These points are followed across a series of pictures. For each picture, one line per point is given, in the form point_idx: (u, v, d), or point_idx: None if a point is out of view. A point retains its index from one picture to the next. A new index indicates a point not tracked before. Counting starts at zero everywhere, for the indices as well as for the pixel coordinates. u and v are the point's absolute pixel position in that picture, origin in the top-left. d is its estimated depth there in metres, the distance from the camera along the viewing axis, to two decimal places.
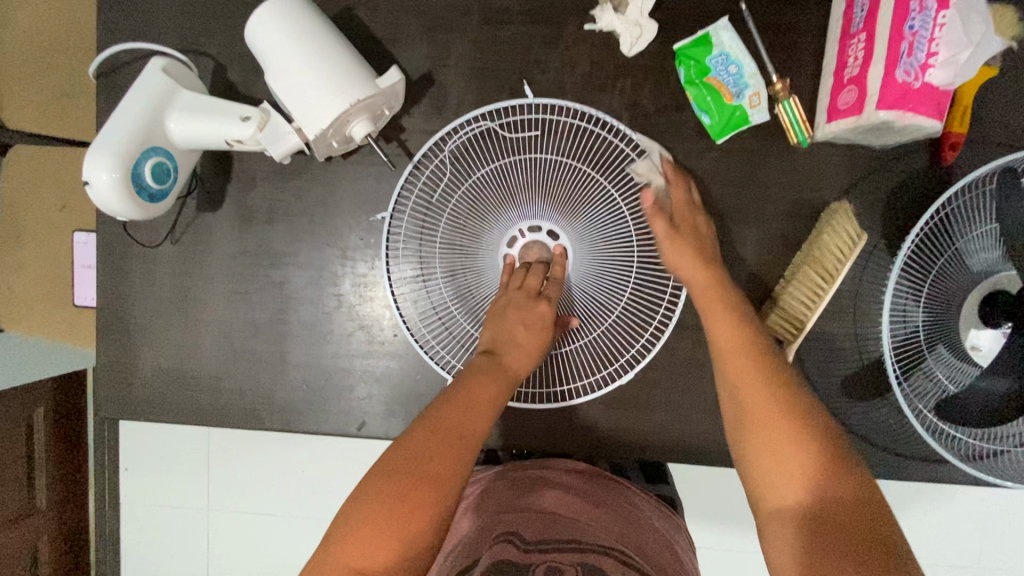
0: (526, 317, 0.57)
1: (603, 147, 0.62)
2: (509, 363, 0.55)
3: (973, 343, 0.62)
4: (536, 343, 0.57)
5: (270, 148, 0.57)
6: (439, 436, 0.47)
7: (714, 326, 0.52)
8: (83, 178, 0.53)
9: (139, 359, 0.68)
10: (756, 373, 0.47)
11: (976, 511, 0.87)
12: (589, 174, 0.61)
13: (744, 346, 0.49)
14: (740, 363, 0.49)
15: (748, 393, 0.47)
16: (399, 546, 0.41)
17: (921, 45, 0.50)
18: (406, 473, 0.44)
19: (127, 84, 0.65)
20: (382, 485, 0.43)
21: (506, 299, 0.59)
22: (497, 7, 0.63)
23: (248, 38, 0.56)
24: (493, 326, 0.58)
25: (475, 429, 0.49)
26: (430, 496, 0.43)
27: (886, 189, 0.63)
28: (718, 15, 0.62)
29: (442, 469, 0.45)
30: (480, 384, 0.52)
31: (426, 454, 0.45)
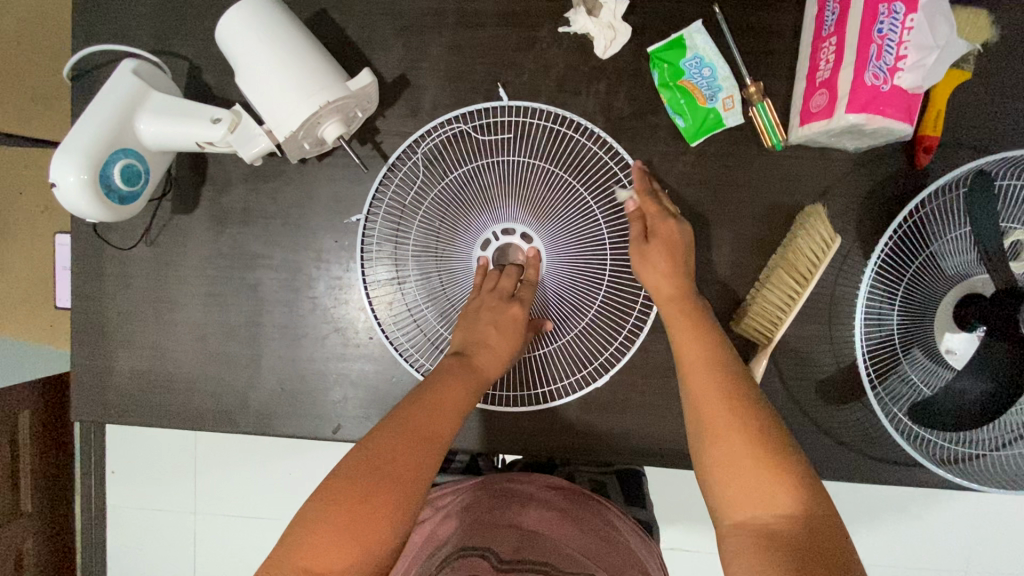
0: (497, 318, 0.57)
1: (576, 149, 0.62)
2: (479, 365, 0.55)
3: (947, 347, 0.60)
4: (508, 346, 0.57)
5: (240, 150, 0.56)
6: (405, 436, 0.47)
7: (688, 346, 0.52)
8: (50, 180, 0.52)
9: (114, 362, 0.68)
10: (728, 399, 0.47)
11: (953, 512, 0.87)
12: (561, 176, 0.61)
13: (711, 371, 0.50)
14: (713, 389, 0.48)
15: (718, 417, 0.47)
16: (356, 548, 0.41)
17: (890, 48, 0.51)
18: (366, 476, 0.44)
19: (101, 86, 0.65)
20: (342, 486, 0.43)
21: (478, 301, 0.58)
22: (471, 9, 0.63)
23: (219, 37, 0.56)
24: (465, 328, 0.57)
25: (441, 430, 0.49)
26: (390, 498, 0.43)
27: (861, 191, 0.63)
28: (693, 18, 0.62)
29: (403, 472, 0.45)
30: (448, 385, 0.52)
31: (391, 454, 0.45)
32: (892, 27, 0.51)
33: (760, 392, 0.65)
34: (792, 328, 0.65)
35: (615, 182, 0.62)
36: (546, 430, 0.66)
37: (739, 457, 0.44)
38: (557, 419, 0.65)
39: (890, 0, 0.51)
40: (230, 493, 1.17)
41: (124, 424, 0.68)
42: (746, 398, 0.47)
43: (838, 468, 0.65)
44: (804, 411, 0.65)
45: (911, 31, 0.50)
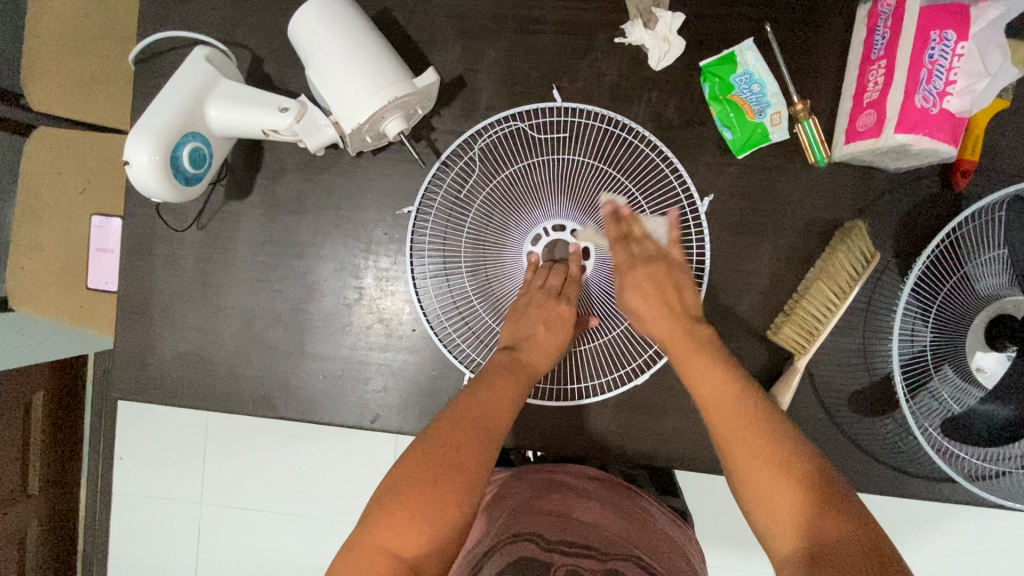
0: (546, 314, 0.58)
1: (629, 151, 0.64)
2: (529, 360, 0.57)
3: (978, 365, 0.61)
4: (556, 341, 0.58)
5: (305, 139, 0.58)
6: (467, 425, 0.48)
7: (694, 385, 0.50)
8: (124, 158, 0.55)
9: (155, 342, 0.69)
10: (750, 439, 0.45)
11: (953, 526, 0.91)
12: (614, 176, 0.63)
13: (729, 408, 0.47)
14: (734, 427, 0.46)
15: (742, 456, 0.45)
16: (430, 531, 0.43)
17: (940, 73, 0.53)
18: (434, 463, 0.45)
19: (164, 72, 0.67)
20: (411, 474, 0.45)
21: (527, 298, 0.59)
22: (530, 16, 0.65)
23: (290, 32, 0.58)
24: (512, 323, 0.59)
25: (501, 420, 0.50)
26: (458, 483, 0.45)
27: (900, 210, 0.65)
28: (745, 36, 0.64)
29: (469, 458, 0.46)
30: (500, 377, 0.53)
31: (456, 442, 0.47)
32: (943, 53, 0.53)
33: (793, 401, 0.67)
34: (826, 340, 0.67)
35: (665, 184, 0.64)
36: (582, 429, 0.67)
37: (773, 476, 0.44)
38: (594, 418, 0.66)
39: (943, 27, 0.52)
40: (243, 484, 1.17)
41: (163, 404, 0.69)
42: (769, 434, 0.45)
43: (865, 479, 0.66)
44: (835, 422, 0.67)
45: (961, 58, 0.52)
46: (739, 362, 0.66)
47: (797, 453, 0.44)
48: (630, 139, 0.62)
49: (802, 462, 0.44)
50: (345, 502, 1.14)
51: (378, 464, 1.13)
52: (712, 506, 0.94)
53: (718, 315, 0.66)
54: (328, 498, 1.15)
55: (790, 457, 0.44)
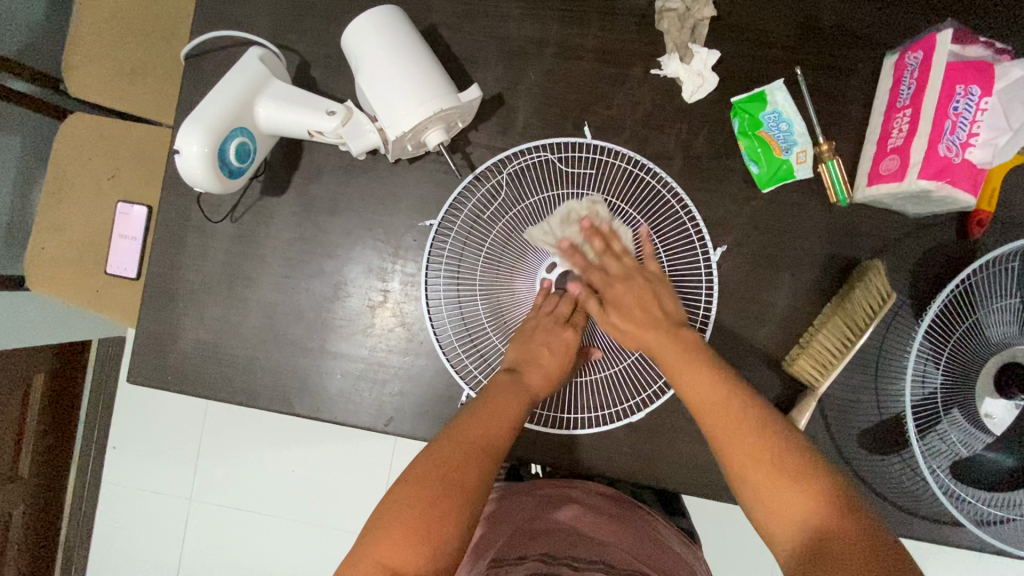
0: (551, 339, 0.59)
1: (648, 193, 0.66)
2: (530, 383, 0.57)
3: (985, 411, 0.61)
4: (557, 367, 0.59)
5: (350, 143, 0.60)
6: (466, 446, 0.49)
7: (681, 383, 0.53)
8: (175, 147, 0.57)
9: (178, 330, 0.70)
10: (738, 428, 0.48)
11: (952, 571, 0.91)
12: (632, 215, 0.65)
13: (716, 403, 0.50)
14: (722, 423, 0.49)
15: (732, 444, 0.48)
16: (426, 547, 0.43)
17: (964, 125, 0.55)
18: (437, 479, 0.46)
19: (213, 69, 0.69)
20: (412, 490, 0.45)
21: (535, 321, 0.61)
22: (571, 43, 0.68)
23: (343, 40, 0.61)
24: (518, 345, 0.60)
25: (499, 440, 0.51)
26: (457, 500, 0.45)
27: (917, 254, 0.67)
28: (776, 77, 0.67)
29: (467, 476, 0.47)
30: (500, 397, 0.54)
31: (457, 459, 0.48)
32: (968, 106, 0.55)
33: (804, 434, 0.67)
34: (839, 376, 0.68)
35: (681, 230, 0.66)
36: (596, 448, 0.66)
37: (772, 473, 0.46)
38: (607, 438, 0.66)
39: (968, 82, 0.55)
40: (238, 482, 1.16)
41: (180, 392, 0.70)
42: (755, 421, 0.48)
43: (870, 516, 0.67)
44: (844, 457, 0.67)
45: (984, 112, 0.55)
46: (752, 391, 0.67)
47: (789, 441, 0.47)
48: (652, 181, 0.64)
49: (796, 449, 0.47)
50: (338, 507, 1.14)
51: (376, 468, 1.13)
52: (712, 534, 0.95)
53: (734, 344, 0.67)
54: (325, 501, 1.14)
55: (781, 445, 0.47)
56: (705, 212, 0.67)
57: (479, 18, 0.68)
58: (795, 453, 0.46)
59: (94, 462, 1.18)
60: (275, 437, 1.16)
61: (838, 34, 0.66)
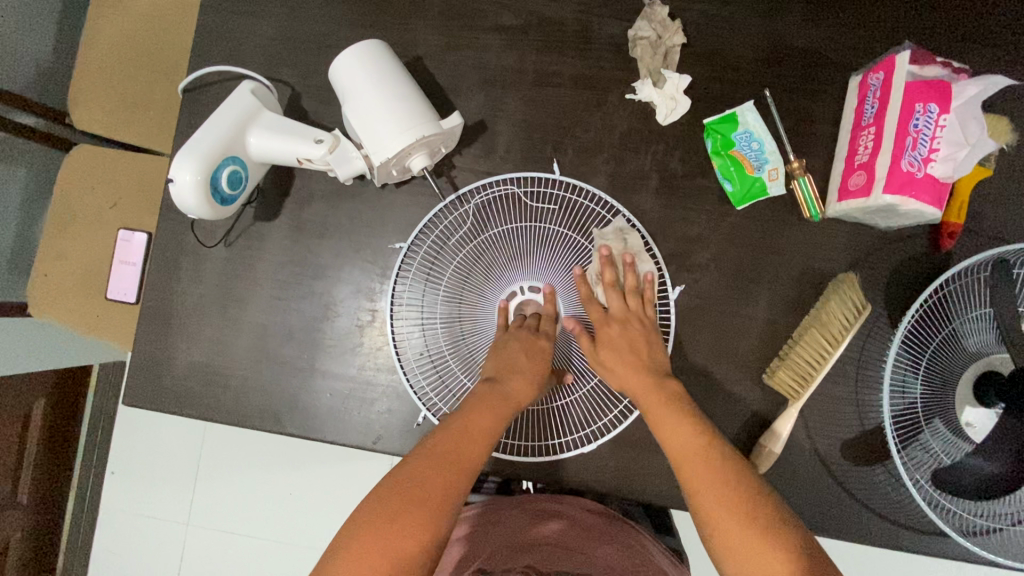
0: (528, 347, 0.60)
1: (601, 226, 0.68)
2: (511, 390, 0.57)
3: (967, 421, 0.63)
4: (537, 371, 0.59)
5: (337, 169, 0.63)
6: (431, 465, 0.49)
7: (662, 434, 0.53)
8: (168, 176, 0.59)
9: (173, 354, 0.71)
10: (711, 482, 0.49)
11: None
12: (585, 248, 0.67)
13: (694, 459, 0.51)
14: (700, 475, 0.50)
15: (705, 499, 0.49)
16: (391, 569, 0.44)
17: (925, 141, 0.57)
18: (400, 498, 0.47)
19: (209, 102, 0.73)
20: (377, 507, 0.47)
21: (505, 336, 0.61)
22: (549, 71, 0.71)
23: (330, 73, 0.64)
24: (495, 356, 0.60)
25: (476, 455, 0.52)
26: (421, 516, 0.46)
27: (891, 265, 0.68)
28: (746, 99, 0.69)
29: (434, 491, 0.48)
30: (480, 411, 0.54)
31: (423, 478, 0.48)
32: (927, 123, 0.58)
33: (788, 446, 0.68)
34: (820, 387, 0.69)
35: None
36: (581, 462, 0.67)
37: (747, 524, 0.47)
38: (591, 452, 0.67)
39: (927, 101, 0.58)
40: (234, 506, 1.16)
41: (174, 413, 0.71)
42: (734, 481, 0.49)
43: (856, 528, 0.67)
44: (828, 468, 0.68)
45: (943, 128, 0.57)
46: (734, 403, 0.68)
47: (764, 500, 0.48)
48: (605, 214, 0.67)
49: (768, 510, 0.48)
50: (333, 529, 1.14)
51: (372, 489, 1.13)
52: (708, 550, 0.94)
53: (715, 357, 0.68)
54: (322, 523, 1.14)
55: (755, 505, 0.48)
56: (682, 229, 0.69)
57: (461, 49, 0.72)
58: (769, 513, 0.47)
59: (91, 487, 1.19)
60: (270, 459, 1.16)
61: (803, 57, 0.69)
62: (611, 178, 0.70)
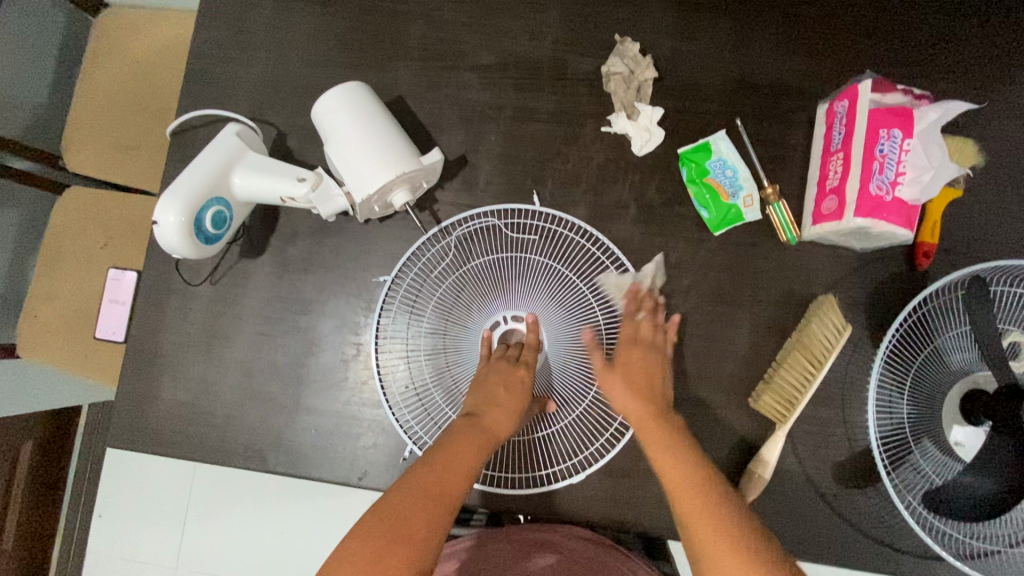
0: (507, 378, 0.60)
1: (583, 254, 0.69)
2: (490, 424, 0.57)
3: (955, 439, 0.62)
4: (516, 403, 0.59)
5: (320, 207, 0.64)
6: (417, 498, 0.50)
7: (660, 462, 0.53)
8: (153, 218, 0.61)
9: (156, 392, 0.71)
10: (705, 519, 0.48)
11: None
12: (568, 277, 0.68)
13: (693, 492, 0.50)
14: (694, 513, 0.49)
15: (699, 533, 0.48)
16: None
17: (891, 166, 0.59)
18: (382, 537, 0.47)
19: (197, 144, 0.75)
20: (360, 542, 0.47)
21: (487, 367, 0.62)
22: (527, 106, 0.73)
23: (313, 114, 0.66)
24: (475, 389, 0.60)
25: (454, 490, 0.52)
26: (406, 555, 0.47)
27: (869, 286, 0.69)
28: (718, 128, 0.71)
29: (417, 529, 0.48)
30: (460, 447, 0.54)
31: (405, 513, 0.49)
32: (892, 148, 0.60)
33: (777, 470, 0.68)
34: (806, 410, 0.69)
35: None
36: (568, 492, 0.67)
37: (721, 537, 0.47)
38: (579, 481, 0.66)
39: (890, 127, 0.60)
40: (225, 546, 1.15)
41: (159, 454, 0.71)
42: (724, 515, 0.48)
43: (851, 554, 0.66)
44: (819, 491, 0.67)
45: (908, 152, 0.59)
46: (719, 428, 0.68)
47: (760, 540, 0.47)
48: (586, 243, 0.68)
49: (741, 515, 0.48)
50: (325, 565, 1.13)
51: None
52: None
53: (699, 381, 0.68)
54: (312, 559, 1.13)
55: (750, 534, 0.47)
56: (661, 255, 0.70)
57: (442, 88, 0.74)
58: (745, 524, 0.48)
59: (79, 528, 1.19)
60: (261, 495, 1.16)
61: (773, 89, 0.71)
62: (590, 207, 0.71)
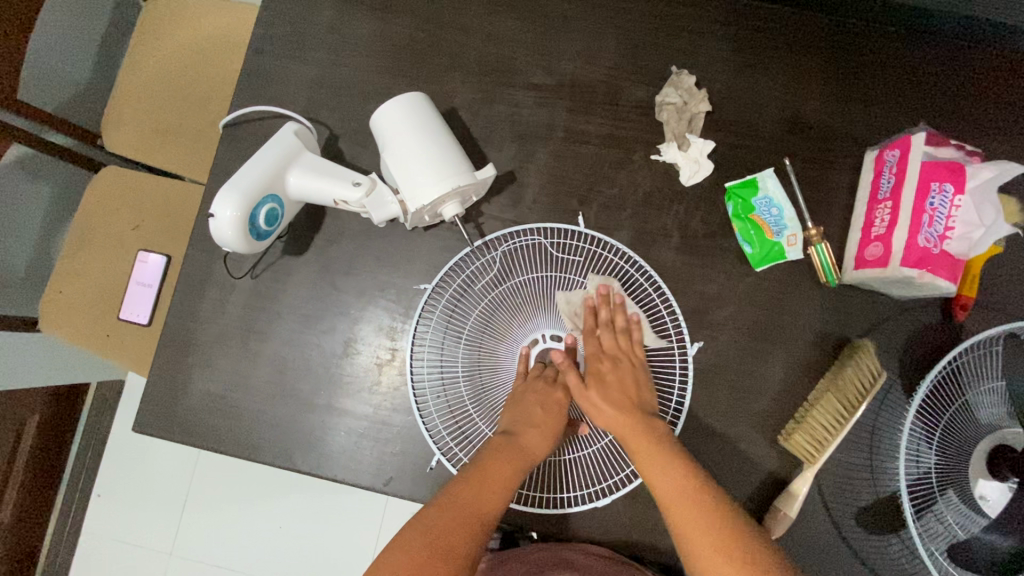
0: (544, 400, 0.61)
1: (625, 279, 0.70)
2: (528, 445, 0.58)
3: (981, 493, 0.60)
4: (552, 425, 0.60)
5: (373, 213, 0.65)
6: (454, 514, 0.51)
7: (648, 476, 0.55)
8: (210, 211, 0.61)
9: (188, 381, 0.71)
10: (709, 542, 0.49)
11: None
12: None
13: (683, 501, 0.52)
14: (692, 527, 0.51)
15: (695, 542, 0.50)
16: None
17: (941, 219, 0.60)
18: (422, 551, 0.48)
19: (249, 139, 0.75)
20: (400, 555, 0.48)
21: (524, 386, 0.63)
22: (578, 129, 0.74)
23: (372, 121, 0.66)
24: (512, 407, 0.61)
25: (490, 508, 0.52)
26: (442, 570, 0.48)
27: (904, 334, 0.70)
28: (766, 165, 0.72)
29: (455, 544, 0.49)
30: (494, 464, 0.55)
31: (442, 529, 0.50)
32: (942, 203, 0.60)
33: (801, 509, 0.68)
34: (834, 452, 0.69)
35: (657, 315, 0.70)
36: (592, 515, 0.67)
37: (733, 564, 0.48)
38: (605, 505, 0.66)
39: (942, 180, 0.60)
40: (226, 536, 1.15)
41: (185, 443, 0.71)
42: (735, 529, 0.50)
43: None
44: (841, 534, 0.68)
45: (959, 208, 0.60)
46: (745, 463, 0.68)
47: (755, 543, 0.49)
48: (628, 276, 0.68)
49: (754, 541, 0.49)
50: (323, 564, 1.13)
51: (365, 526, 1.13)
52: None
53: (731, 414, 0.69)
54: (312, 557, 1.13)
55: (748, 546, 0.49)
56: (701, 286, 0.71)
57: (495, 103, 0.75)
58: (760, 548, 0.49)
59: (76, 509, 1.17)
60: (266, 488, 1.16)
61: (823, 132, 0.72)
62: (634, 233, 0.72)
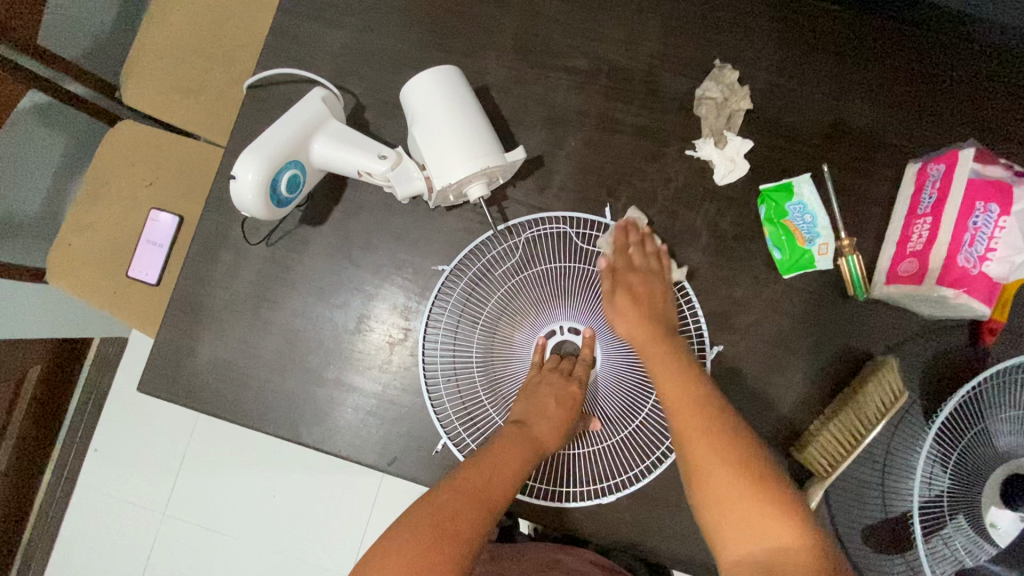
0: (558, 392, 0.59)
1: None
2: (539, 435, 0.57)
3: (992, 520, 0.58)
4: (565, 418, 0.59)
5: (397, 187, 0.63)
6: (461, 495, 0.50)
7: (660, 383, 0.57)
8: (232, 173, 0.60)
9: (195, 344, 0.70)
10: (712, 454, 0.52)
11: None
12: None
13: (688, 408, 0.54)
14: (698, 440, 0.53)
15: (696, 453, 0.52)
16: None
17: (982, 239, 0.58)
18: (430, 531, 0.47)
19: (274, 102, 0.73)
20: (409, 535, 0.47)
21: (539, 378, 0.61)
22: (613, 117, 0.72)
23: (402, 93, 0.64)
24: (524, 399, 0.60)
25: (501, 491, 0.52)
26: (449, 553, 0.46)
27: (929, 355, 0.68)
28: (803, 170, 0.70)
29: (462, 526, 0.48)
30: (505, 448, 0.55)
31: (452, 513, 0.49)
32: (986, 222, 0.58)
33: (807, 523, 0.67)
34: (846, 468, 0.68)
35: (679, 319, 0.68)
36: (595, 512, 0.66)
37: (726, 477, 0.51)
38: (609, 503, 0.66)
39: (987, 200, 0.58)
40: (219, 500, 1.15)
41: (190, 406, 0.70)
42: (731, 443, 0.52)
43: None
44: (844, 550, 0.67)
45: (1003, 230, 0.58)
46: None
47: (745, 447, 0.52)
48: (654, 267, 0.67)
49: (750, 453, 0.52)
50: (312, 536, 1.13)
51: (357, 503, 1.13)
52: None
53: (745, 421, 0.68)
54: (301, 528, 1.13)
55: (754, 468, 0.51)
56: (725, 289, 0.69)
57: (529, 84, 0.72)
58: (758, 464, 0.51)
59: (72, 462, 1.18)
60: (262, 457, 1.16)
61: (865, 139, 0.70)
62: (661, 229, 0.70)
